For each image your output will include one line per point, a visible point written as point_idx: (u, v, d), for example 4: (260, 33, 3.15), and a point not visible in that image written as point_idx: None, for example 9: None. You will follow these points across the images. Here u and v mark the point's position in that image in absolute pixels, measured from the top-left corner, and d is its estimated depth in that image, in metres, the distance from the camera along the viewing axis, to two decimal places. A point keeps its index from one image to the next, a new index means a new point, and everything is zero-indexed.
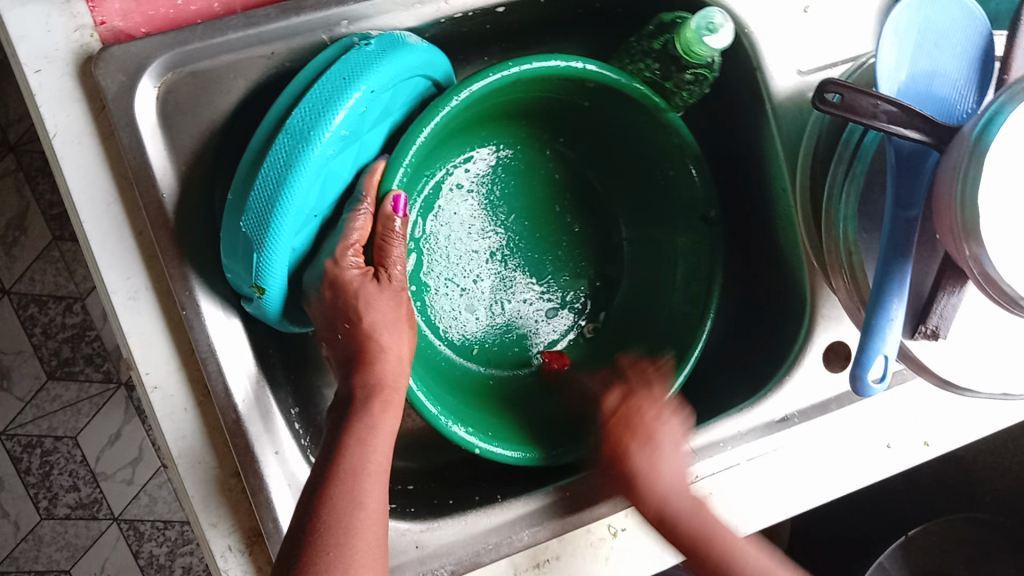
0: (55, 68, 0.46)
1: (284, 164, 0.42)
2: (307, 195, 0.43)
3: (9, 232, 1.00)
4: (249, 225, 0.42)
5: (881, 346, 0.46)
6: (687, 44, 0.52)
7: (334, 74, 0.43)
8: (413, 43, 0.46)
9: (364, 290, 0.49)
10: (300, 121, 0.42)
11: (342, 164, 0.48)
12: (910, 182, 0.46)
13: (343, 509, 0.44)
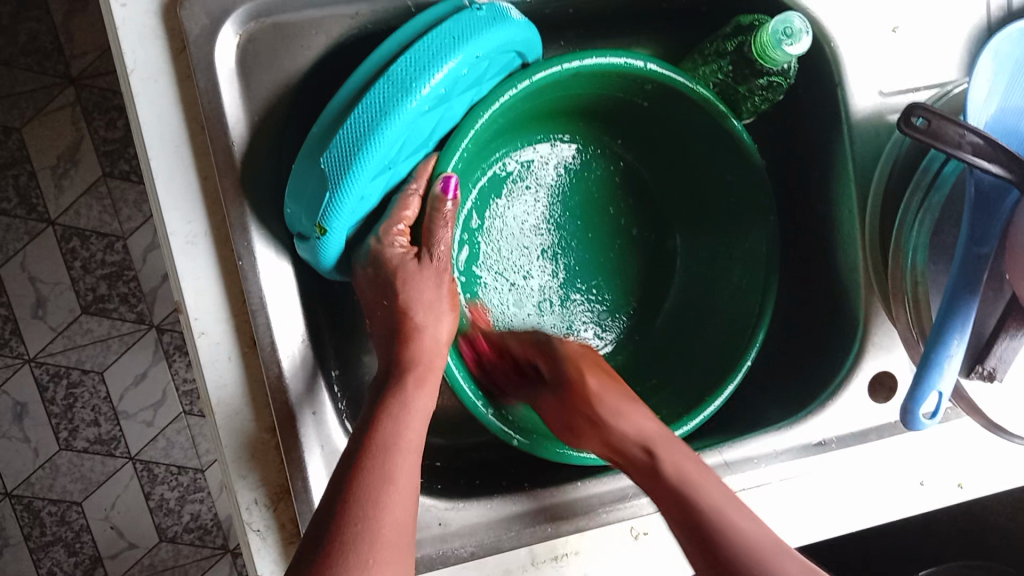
0: (141, 5, 0.46)
1: (379, 109, 0.41)
2: (391, 146, 0.43)
3: (60, 163, 1.01)
4: (329, 161, 0.42)
5: (936, 381, 0.45)
6: (764, 48, 0.50)
7: (444, 31, 0.43)
8: (517, 18, 0.46)
9: (404, 269, 0.51)
10: (403, 70, 0.42)
11: (427, 125, 0.47)
12: (987, 220, 0.45)
13: (376, 480, 0.44)
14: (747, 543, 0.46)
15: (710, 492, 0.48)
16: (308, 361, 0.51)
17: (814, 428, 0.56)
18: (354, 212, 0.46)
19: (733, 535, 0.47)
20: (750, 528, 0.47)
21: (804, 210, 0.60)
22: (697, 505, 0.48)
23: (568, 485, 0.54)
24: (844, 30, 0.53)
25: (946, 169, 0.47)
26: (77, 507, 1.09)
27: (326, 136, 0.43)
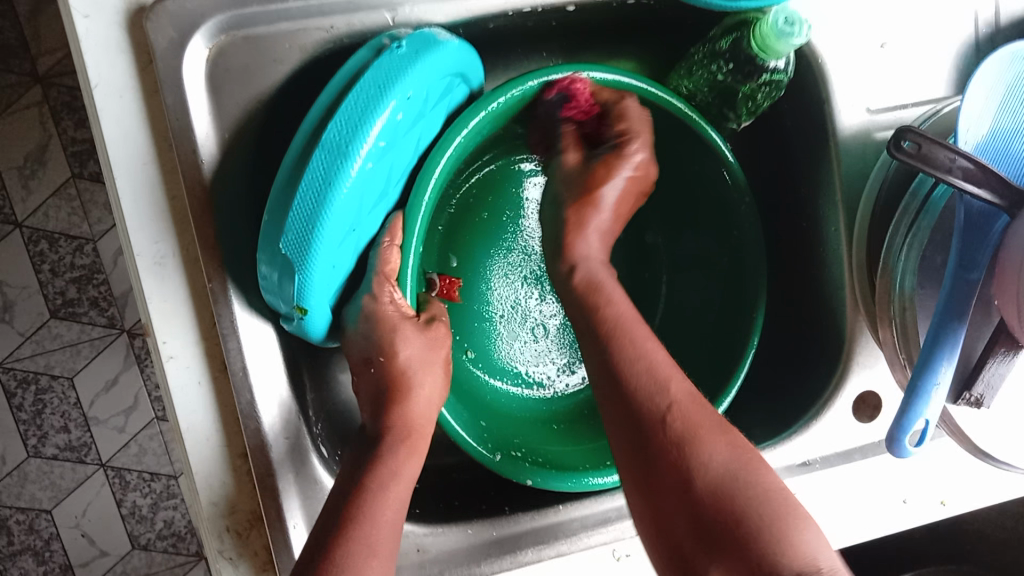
0: (105, 16, 0.44)
1: (322, 183, 0.39)
2: (344, 212, 0.41)
3: (27, 163, 0.98)
4: (289, 247, 0.41)
5: (922, 410, 0.44)
6: (763, 41, 0.47)
7: (367, 82, 0.40)
8: (445, 40, 0.44)
9: (401, 326, 0.51)
10: (336, 135, 0.40)
11: (381, 175, 0.45)
12: (976, 245, 0.44)
13: (358, 537, 0.43)
14: (723, 480, 0.40)
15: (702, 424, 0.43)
16: (281, 384, 0.50)
17: (798, 446, 0.55)
18: (331, 279, 0.46)
19: (715, 479, 0.40)
20: (726, 469, 0.41)
21: (788, 226, 0.59)
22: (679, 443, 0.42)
23: (550, 509, 0.54)
24: (832, 47, 0.52)
25: (936, 194, 0.46)
26: (47, 515, 1.07)
27: (275, 215, 0.41)
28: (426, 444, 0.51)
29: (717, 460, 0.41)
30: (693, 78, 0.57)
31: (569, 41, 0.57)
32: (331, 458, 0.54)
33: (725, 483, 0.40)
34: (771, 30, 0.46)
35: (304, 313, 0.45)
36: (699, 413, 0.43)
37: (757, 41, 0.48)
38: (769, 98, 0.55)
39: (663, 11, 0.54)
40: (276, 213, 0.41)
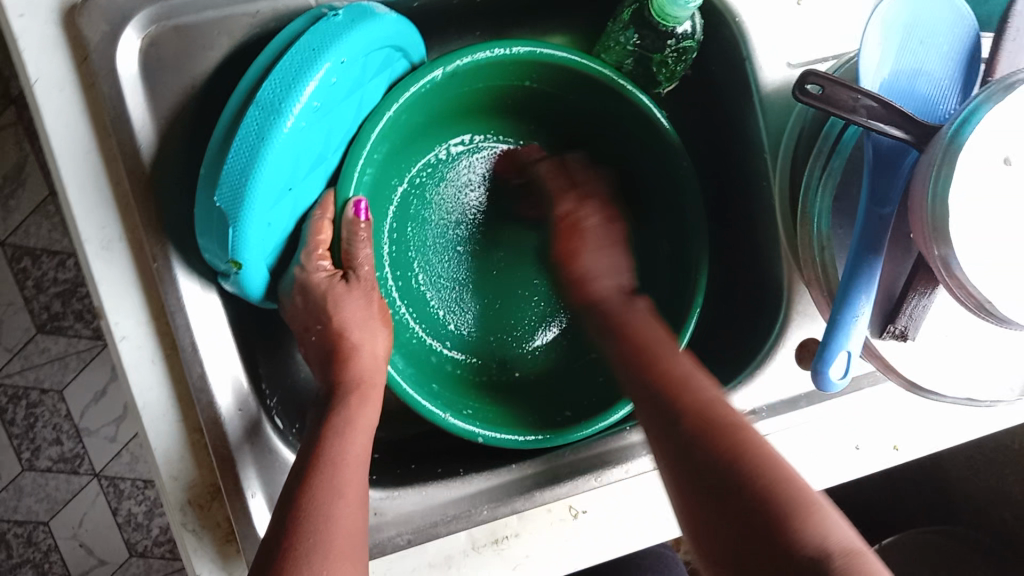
0: (40, 14, 0.46)
1: (255, 138, 0.41)
2: (278, 167, 0.43)
3: (6, 183, 1.01)
4: (223, 198, 0.42)
5: (844, 341, 0.45)
6: (661, 8, 0.49)
7: (303, 45, 0.42)
8: (382, 13, 0.46)
9: (332, 291, 0.53)
10: (271, 94, 0.41)
11: (317, 139, 0.47)
12: (888, 180, 0.46)
13: (323, 498, 0.44)
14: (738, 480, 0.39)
15: (729, 408, 0.43)
16: (233, 359, 0.52)
17: (743, 396, 0.56)
18: (265, 238, 0.47)
19: (760, 449, 0.41)
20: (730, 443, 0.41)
21: (723, 187, 0.61)
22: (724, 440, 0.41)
23: (504, 469, 0.57)
24: (750, 3, 0.53)
25: (847, 135, 0.47)
26: (44, 527, 1.09)
27: (211, 171, 0.43)
28: (378, 392, 0.53)
29: (712, 394, 0.44)
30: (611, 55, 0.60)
31: (500, 17, 0.59)
32: (289, 430, 0.56)
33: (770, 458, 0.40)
34: None
35: (240, 269, 0.46)
36: (700, 384, 0.45)
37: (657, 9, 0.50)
38: (685, 64, 0.58)
39: None
40: (213, 168, 0.43)
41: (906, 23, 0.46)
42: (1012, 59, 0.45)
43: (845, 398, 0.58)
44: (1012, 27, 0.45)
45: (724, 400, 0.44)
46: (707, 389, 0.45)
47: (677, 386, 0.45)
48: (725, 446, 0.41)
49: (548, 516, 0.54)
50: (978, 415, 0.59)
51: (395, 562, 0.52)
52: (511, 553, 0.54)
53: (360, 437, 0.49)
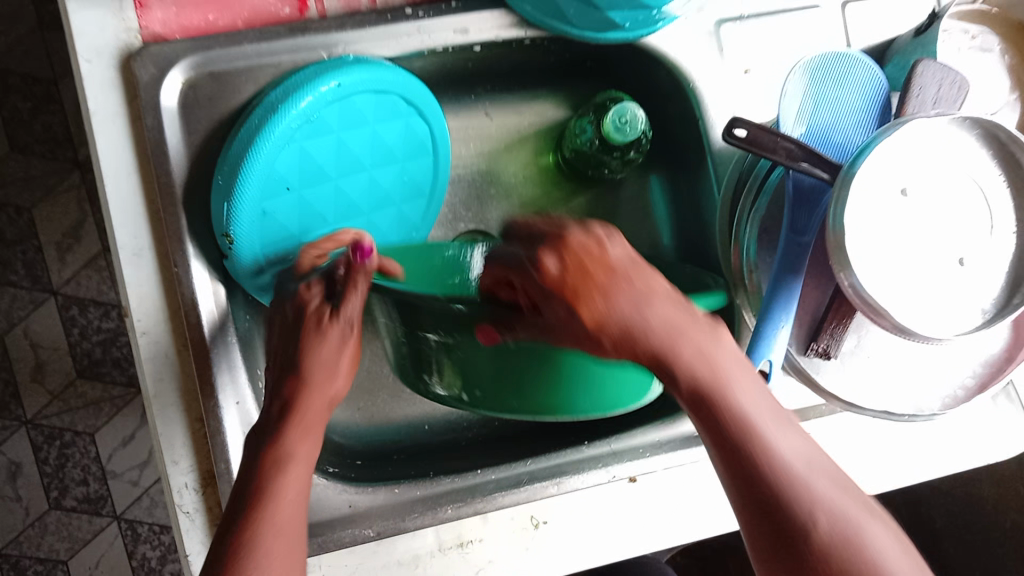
0: (102, 60, 0.56)
1: (257, 127, 0.55)
2: (272, 157, 0.56)
3: (64, 239, 1.13)
4: (223, 171, 0.55)
5: (764, 353, 0.51)
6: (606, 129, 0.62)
7: (308, 72, 0.56)
8: (389, 64, 0.59)
9: (308, 322, 0.54)
10: (275, 98, 0.55)
11: (320, 151, 0.59)
12: (808, 212, 0.52)
13: (264, 514, 0.46)
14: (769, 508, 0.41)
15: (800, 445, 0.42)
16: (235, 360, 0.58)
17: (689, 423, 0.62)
18: (263, 220, 0.58)
19: (831, 512, 0.40)
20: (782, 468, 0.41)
21: (689, 235, 0.68)
22: (772, 471, 0.41)
23: (470, 473, 0.61)
24: (702, 72, 0.61)
25: (772, 175, 0.54)
26: (63, 566, 1.14)
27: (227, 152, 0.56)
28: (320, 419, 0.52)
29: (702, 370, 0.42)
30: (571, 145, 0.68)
31: (490, 83, 0.68)
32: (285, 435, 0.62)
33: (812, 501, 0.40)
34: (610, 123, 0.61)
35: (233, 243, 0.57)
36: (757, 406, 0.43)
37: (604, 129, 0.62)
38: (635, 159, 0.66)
39: (562, 53, 0.65)
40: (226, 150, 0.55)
41: (821, 74, 0.54)
42: (917, 109, 0.52)
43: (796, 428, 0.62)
44: (915, 85, 0.52)
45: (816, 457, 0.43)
46: (790, 441, 0.42)
47: (676, 347, 0.42)
48: (778, 471, 0.41)
49: (510, 523, 0.59)
50: (934, 455, 0.61)
51: (367, 554, 0.58)
52: (475, 557, 0.58)
53: (300, 469, 0.49)
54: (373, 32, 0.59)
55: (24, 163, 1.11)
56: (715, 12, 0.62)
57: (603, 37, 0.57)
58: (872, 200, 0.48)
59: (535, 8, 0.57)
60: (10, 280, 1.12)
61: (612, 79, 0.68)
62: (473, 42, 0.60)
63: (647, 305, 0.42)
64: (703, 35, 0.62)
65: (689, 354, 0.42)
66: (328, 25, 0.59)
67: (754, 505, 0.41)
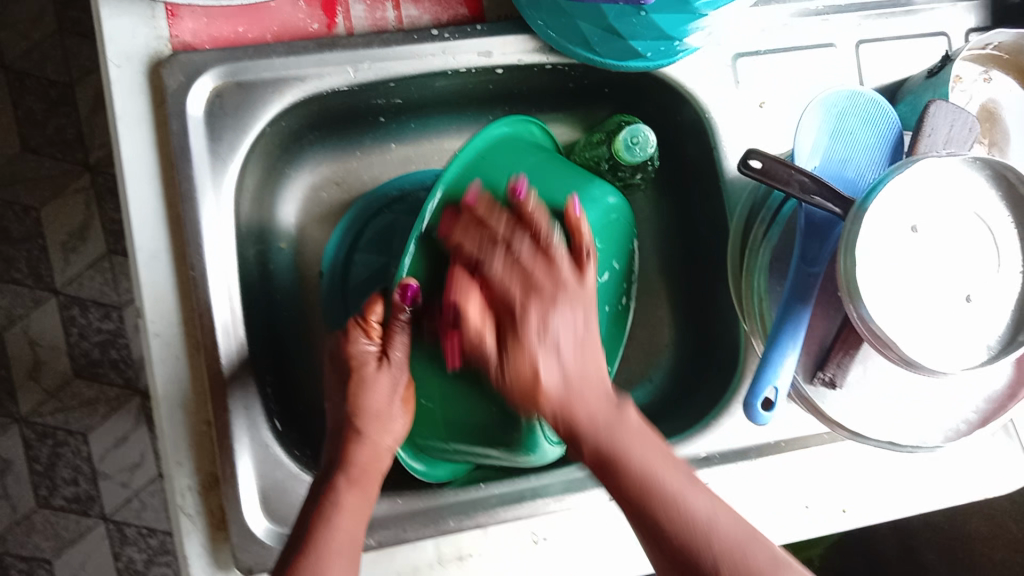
0: (132, 65, 0.57)
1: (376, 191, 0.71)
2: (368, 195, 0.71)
3: (70, 239, 1.13)
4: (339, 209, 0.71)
5: (772, 378, 0.51)
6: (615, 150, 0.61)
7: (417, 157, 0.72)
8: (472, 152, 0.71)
9: (359, 372, 0.55)
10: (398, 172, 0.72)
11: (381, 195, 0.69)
12: (817, 245, 0.53)
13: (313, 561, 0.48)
14: (676, 555, 0.47)
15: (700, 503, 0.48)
16: (245, 366, 0.59)
17: (697, 445, 0.61)
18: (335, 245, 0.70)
19: (726, 547, 0.47)
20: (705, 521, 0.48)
21: (698, 261, 0.69)
22: (666, 499, 0.48)
23: (472, 487, 0.61)
24: (717, 106, 0.63)
25: (784, 208, 0.56)
26: (47, 565, 1.13)
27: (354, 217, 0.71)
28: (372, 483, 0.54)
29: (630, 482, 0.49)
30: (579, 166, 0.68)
31: (508, 105, 0.69)
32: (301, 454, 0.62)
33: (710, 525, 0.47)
34: (620, 142, 0.60)
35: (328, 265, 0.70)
36: (663, 480, 0.49)
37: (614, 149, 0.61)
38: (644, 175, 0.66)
39: (580, 79, 0.66)
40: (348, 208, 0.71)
41: (837, 110, 0.56)
42: (927, 149, 0.54)
43: (798, 456, 0.62)
44: (927, 126, 0.54)
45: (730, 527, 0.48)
46: (703, 509, 0.48)
47: (591, 359, 0.53)
48: (680, 535, 0.47)
49: (511, 538, 0.60)
50: (925, 488, 0.63)
51: (367, 563, 0.58)
52: (474, 571, 0.59)
53: (345, 520, 0.51)
54: (400, 50, 0.60)
55: (35, 162, 1.13)
56: (733, 47, 0.63)
57: (624, 64, 0.59)
58: (881, 235, 0.49)
59: (556, 32, 0.59)
60: (13, 277, 1.13)
61: (628, 107, 0.69)
62: (495, 65, 0.62)
63: (564, 354, 0.52)
64: (720, 70, 0.63)
65: (582, 410, 0.51)
66: (357, 42, 0.60)
67: (649, 523, 0.48)
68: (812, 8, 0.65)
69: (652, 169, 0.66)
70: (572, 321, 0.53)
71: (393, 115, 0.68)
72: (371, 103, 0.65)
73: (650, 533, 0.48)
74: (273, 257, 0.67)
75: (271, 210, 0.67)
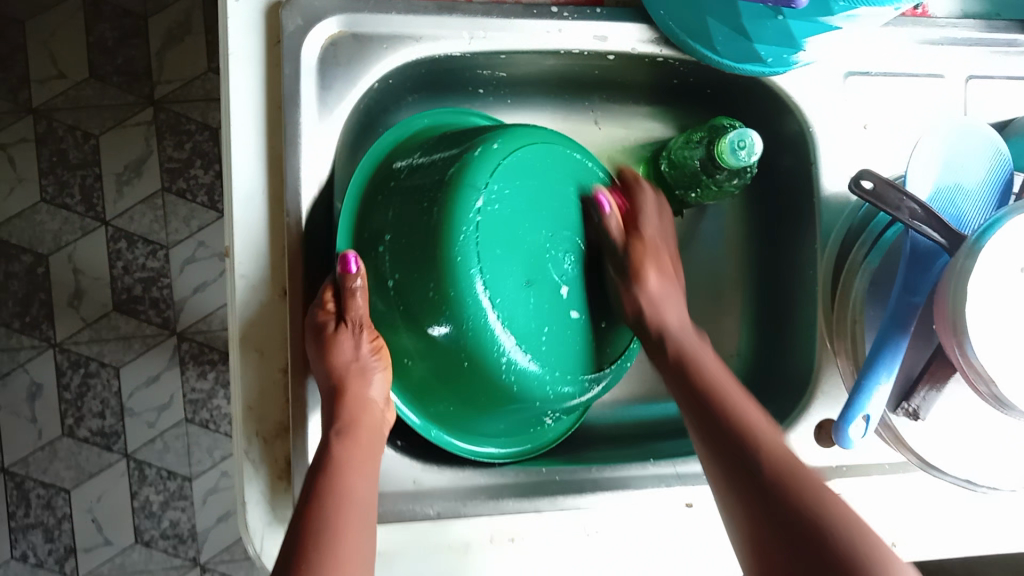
0: (250, 3, 0.57)
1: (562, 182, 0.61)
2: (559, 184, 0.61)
3: (125, 171, 1.13)
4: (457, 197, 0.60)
5: (863, 405, 0.52)
6: (720, 150, 0.60)
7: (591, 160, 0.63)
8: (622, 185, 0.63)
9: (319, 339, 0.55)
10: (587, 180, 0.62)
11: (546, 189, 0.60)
12: (919, 276, 0.53)
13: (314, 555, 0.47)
14: (732, 441, 0.49)
15: (782, 455, 0.47)
16: None
17: None
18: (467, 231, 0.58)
19: (822, 492, 0.44)
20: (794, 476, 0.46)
21: (776, 273, 0.69)
22: (741, 431, 0.50)
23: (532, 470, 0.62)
24: (821, 121, 0.62)
25: (887, 233, 0.57)
26: (64, 494, 1.13)
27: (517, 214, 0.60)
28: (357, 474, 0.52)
29: (779, 455, 0.47)
30: (670, 162, 0.68)
31: (605, 93, 0.69)
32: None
33: (859, 538, 0.42)
34: (725, 144, 0.59)
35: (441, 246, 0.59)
36: (755, 417, 0.51)
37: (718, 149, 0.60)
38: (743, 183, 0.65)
39: (686, 76, 0.66)
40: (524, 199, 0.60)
41: (948, 141, 0.56)
42: None
43: (856, 481, 0.62)
44: None
45: (792, 458, 0.47)
46: (773, 437, 0.50)
47: (783, 455, 0.47)
48: (771, 458, 0.47)
49: (565, 527, 0.59)
50: (977, 530, 0.63)
51: (420, 532, 0.58)
52: (524, 555, 0.59)
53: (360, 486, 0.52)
54: (517, 23, 0.60)
55: (100, 89, 1.12)
56: (846, 63, 0.63)
57: (740, 66, 0.59)
58: (997, 276, 0.49)
59: (677, 24, 0.58)
60: (65, 202, 1.12)
61: (725, 110, 0.69)
62: (609, 51, 0.61)
63: (665, 276, 0.61)
64: (833, 84, 0.63)
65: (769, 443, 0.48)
66: (476, 9, 0.59)
67: (721, 439, 0.50)
68: (930, 37, 0.63)
69: (751, 176, 0.64)
70: (665, 269, 0.63)
71: (492, 89, 0.68)
72: (474, 73, 0.65)
73: (730, 468, 0.48)
74: None
75: None
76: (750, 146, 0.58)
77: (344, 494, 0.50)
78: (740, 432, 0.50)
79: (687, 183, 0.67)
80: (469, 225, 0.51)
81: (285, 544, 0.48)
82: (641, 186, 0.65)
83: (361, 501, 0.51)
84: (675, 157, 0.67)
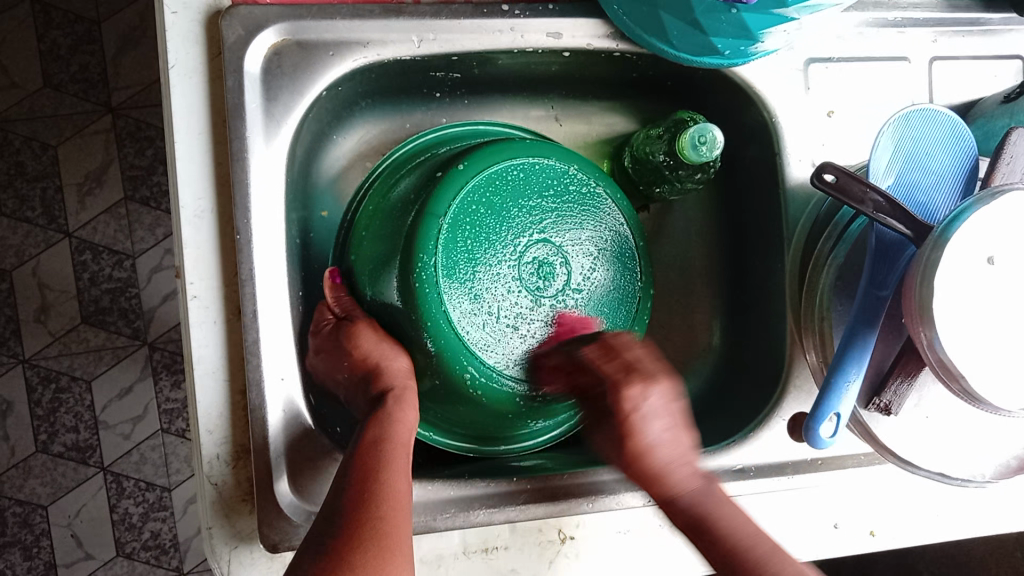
0: (189, 14, 0.55)
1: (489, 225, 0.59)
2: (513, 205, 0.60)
3: (86, 181, 1.10)
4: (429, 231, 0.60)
5: (834, 405, 0.51)
6: (682, 146, 0.59)
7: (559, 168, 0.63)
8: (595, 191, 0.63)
9: (337, 330, 0.60)
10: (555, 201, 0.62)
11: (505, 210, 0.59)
12: (886, 268, 0.53)
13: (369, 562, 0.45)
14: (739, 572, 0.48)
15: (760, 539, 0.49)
16: (285, 336, 0.57)
17: (736, 454, 0.59)
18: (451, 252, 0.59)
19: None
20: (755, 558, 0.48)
21: (744, 263, 0.68)
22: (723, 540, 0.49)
23: (504, 479, 0.59)
24: (785, 109, 0.61)
25: (853, 225, 0.56)
26: (42, 511, 1.11)
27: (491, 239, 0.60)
28: (403, 462, 0.52)
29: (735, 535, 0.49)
30: (632, 160, 0.67)
31: (563, 89, 0.68)
32: (333, 433, 0.60)
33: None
34: (688, 139, 0.58)
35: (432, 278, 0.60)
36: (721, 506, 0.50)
37: (680, 144, 0.59)
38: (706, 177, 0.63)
39: (645, 69, 0.64)
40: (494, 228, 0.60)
41: (913, 129, 0.54)
42: (1005, 178, 0.52)
43: (831, 474, 0.61)
44: (1007, 153, 0.52)
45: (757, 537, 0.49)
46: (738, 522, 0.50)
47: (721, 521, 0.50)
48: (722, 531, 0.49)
49: (538, 534, 0.58)
50: (954, 517, 0.62)
51: None
52: (499, 564, 0.58)
53: (402, 476, 0.51)
54: (467, 24, 0.58)
55: (55, 98, 1.10)
56: (807, 50, 0.61)
57: (698, 59, 0.57)
58: (962, 269, 0.47)
59: (631, 18, 0.57)
60: (25, 215, 1.10)
61: (688, 100, 0.67)
62: (563, 47, 0.60)
63: (655, 415, 0.51)
64: (793, 72, 0.61)
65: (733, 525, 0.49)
66: (423, 11, 0.57)
67: (704, 550, 0.49)
68: (889, 19, 0.62)
69: (715, 170, 0.63)
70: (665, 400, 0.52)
71: (448, 90, 0.66)
72: (429, 75, 0.63)
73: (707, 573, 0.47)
74: (314, 226, 0.65)
75: (315, 175, 0.65)
76: (708, 137, 0.57)
77: (391, 493, 0.49)
78: (703, 529, 0.49)
79: (654, 177, 0.66)
80: (429, 252, 0.55)
81: (328, 538, 0.46)
82: (635, 385, 0.51)
83: (401, 506, 0.49)
84: (638, 153, 0.66)
